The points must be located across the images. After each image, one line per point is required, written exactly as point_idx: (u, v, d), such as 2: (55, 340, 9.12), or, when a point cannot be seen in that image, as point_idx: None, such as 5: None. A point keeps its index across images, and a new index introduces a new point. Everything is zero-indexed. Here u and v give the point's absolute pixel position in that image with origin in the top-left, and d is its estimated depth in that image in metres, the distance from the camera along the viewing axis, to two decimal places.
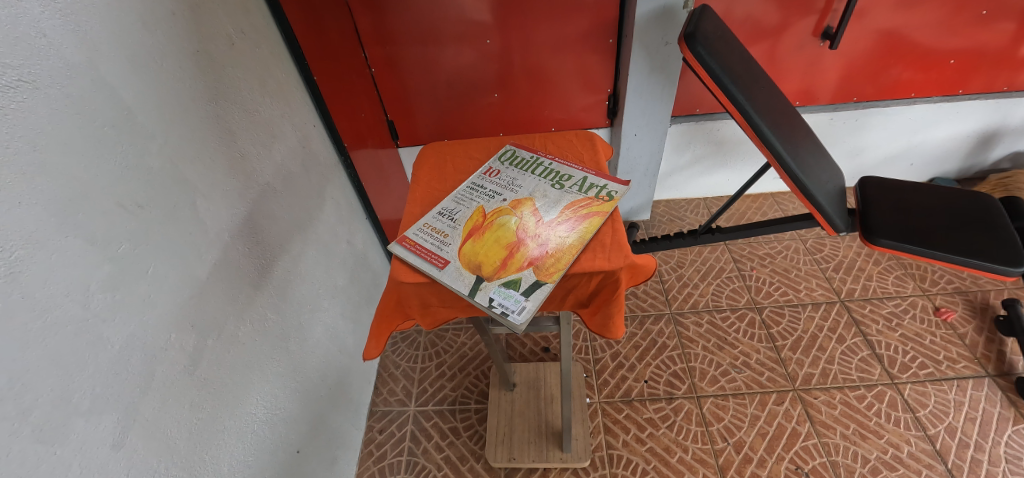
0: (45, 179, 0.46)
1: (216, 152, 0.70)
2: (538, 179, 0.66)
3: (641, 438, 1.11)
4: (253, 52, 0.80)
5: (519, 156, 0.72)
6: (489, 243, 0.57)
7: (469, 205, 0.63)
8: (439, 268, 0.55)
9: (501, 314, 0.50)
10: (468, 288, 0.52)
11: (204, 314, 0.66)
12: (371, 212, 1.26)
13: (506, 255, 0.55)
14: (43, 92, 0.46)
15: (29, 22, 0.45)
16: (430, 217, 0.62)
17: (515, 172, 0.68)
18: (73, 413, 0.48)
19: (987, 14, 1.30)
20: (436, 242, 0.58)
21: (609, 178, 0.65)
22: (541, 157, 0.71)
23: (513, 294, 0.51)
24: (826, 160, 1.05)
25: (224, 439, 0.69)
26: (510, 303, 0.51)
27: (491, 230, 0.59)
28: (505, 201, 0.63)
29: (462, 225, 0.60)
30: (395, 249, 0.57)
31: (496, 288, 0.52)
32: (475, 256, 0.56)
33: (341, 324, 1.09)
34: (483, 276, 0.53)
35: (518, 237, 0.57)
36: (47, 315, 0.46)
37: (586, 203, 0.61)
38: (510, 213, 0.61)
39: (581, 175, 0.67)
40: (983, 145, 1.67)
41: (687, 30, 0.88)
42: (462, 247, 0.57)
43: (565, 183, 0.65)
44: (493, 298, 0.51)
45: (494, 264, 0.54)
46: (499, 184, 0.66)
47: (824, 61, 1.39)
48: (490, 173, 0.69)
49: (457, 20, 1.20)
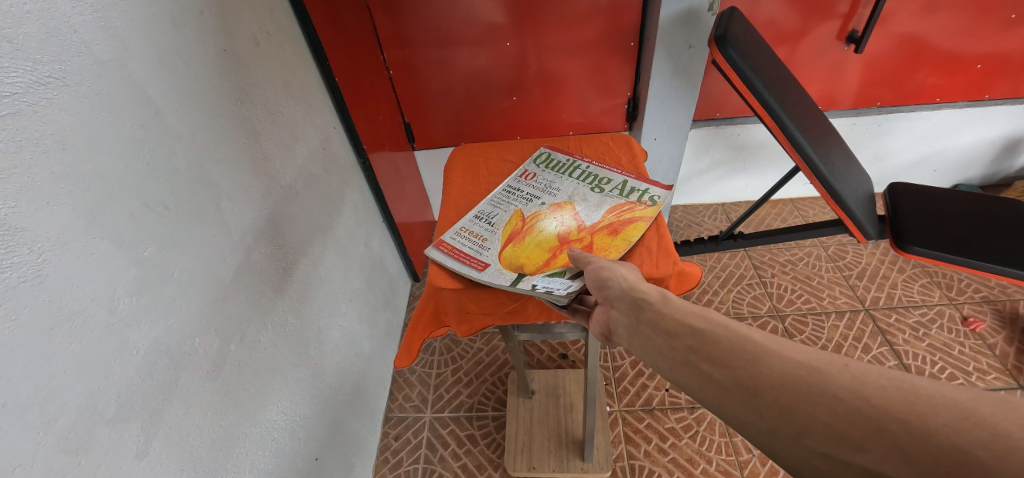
0: (75, 178, 0.44)
1: (242, 153, 0.68)
2: (576, 183, 0.65)
3: (663, 448, 1.08)
4: (277, 53, 0.79)
5: (555, 159, 0.70)
6: (531, 247, 0.55)
7: (506, 208, 0.62)
8: (479, 271, 0.53)
9: (546, 292, 0.48)
10: (509, 280, 0.51)
11: (227, 318, 0.64)
12: (388, 215, 1.25)
13: (549, 256, 0.54)
14: (73, 89, 0.45)
15: (61, 17, 0.44)
16: (467, 220, 0.61)
17: (552, 175, 0.67)
18: (98, 421, 0.46)
19: (1015, 18, 1.27)
20: (474, 246, 0.57)
21: (650, 181, 0.63)
22: (578, 161, 0.69)
23: (558, 279, 0.50)
24: (857, 166, 1.03)
25: (244, 446, 0.66)
26: (555, 285, 0.49)
27: (531, 235, 0.57)
28: (544, 204, 0.62)
29: (500, 229, 0.59)
30: (432, 253, 0.56)
31: (540, 277, 0.51)
32: (515, 257, 0.54)
33: (359, 328, 1.07)
34: (526, 272, 0.52)
35: (559, 240, 0.56)
36: (74, 319, 0.44)
37: (628, 207, 0.59)
38: (549, 217, 0.59)
39: (621, 178, 0.65)
40: (1008, 151, 1.64)
41: (717, 33, 0.86)
42: (502, 251, 0.56)
43: (605, 186, 0.64)
44: (536, 283, 0.50)
45: (538, 264, 0.53)
46: (536, 188, 0.65)
47: (847, 66, 1.37)
48: (526, 176, 0.67)
49: (477, 22, 1.19)
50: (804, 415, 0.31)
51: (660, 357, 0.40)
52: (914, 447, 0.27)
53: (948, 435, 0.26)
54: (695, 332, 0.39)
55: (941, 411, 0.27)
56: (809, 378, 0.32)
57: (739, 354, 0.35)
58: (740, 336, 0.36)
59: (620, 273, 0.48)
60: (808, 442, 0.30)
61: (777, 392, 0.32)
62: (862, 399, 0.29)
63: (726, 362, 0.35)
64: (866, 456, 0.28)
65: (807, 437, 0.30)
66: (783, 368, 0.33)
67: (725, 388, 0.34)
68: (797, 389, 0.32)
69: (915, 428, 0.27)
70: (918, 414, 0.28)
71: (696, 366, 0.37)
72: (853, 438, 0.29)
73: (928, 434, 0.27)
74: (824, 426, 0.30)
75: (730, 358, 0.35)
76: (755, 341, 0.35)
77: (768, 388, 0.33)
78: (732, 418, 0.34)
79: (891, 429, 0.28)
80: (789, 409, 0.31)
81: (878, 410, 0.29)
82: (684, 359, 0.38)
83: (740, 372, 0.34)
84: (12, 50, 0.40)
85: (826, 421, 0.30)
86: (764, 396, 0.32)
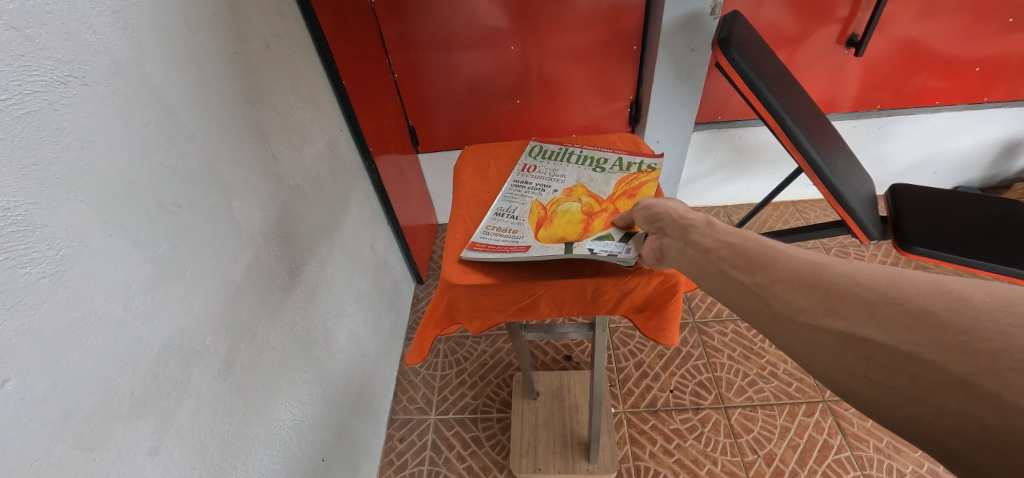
0: (92, 176, 0.45)
1: (252, 153, 0.69)
2: (577, 167, 0.69)
3: (668, 449, 1.08)
4: (287, 54, 0.80)
5: (548, 150, 0.73)
6: (563, 223, 0.58)
7: (523, 201, 0.63)
8: (525, 251, 0.55)
9: (609, 255, 0.53)
10: (563, 248, 0.54)
11: (238, 317, 0.64)
12: (393, 217, 1.25)
13: (584, 225, 0.58)
14: (91, 89, 0.45)
15: (81, 18, 0.45)
16: (489, 219, 0.61)
17: (552, 164, 0.70)
18: (112, 417, 0.47)
19: (1012, 22, 1.29)
20: (509, 237, 0.57)
21: (642, 153, 0.69)
22: (569, 147, 0.74)
23: (610, 242, 0.55)
24: (858, 167, 1.04)
25: (254, 445, 0.67)
26: (611, 248, 0.54)
27: (558, 216, 0.60)
28: (557, 192, 0.64)
29: (526, 220, 0.60)
30: (469, 256, 0.55)
31: (591, 241, 0.55)
32: (555, 232, 0.57)
33: (364, 329, 1.07)
34: (574, 240, 0.56)
35: (586, 213, 0.60)
36: (90, 315, 0.45)
37: (634, 175, 0.65)
38: (567, 200, 0.62)
39: (614, 155, 0.70)
40: (1007, 154, 1.65)
41: (721, 35, 0.87)
42: (538, 234, 0.57)
43: (605, 165, 0.68)
44: (592, 248, 0.54)
45: (578, 231, 0.57)
46: (542, 178, 0.67)
47: (847, 69, 1.38)
48: (528, 169, 0.69)
49: (481, 26, 1.20)
50: (804, 299, 0.36)
51: (696, 269, 0.46)
52: (887, 314, 0.31)
53: (917, 301, 0.30)
54: (728, 245, 0.45)
55: (919, 284, 0.31)
56: (816, 271, 0.37)
57: (762, 260, 0.41)
58: (767, 246, 0.42)
59: (671, 206, 0.53)
60: (799, 317, 0.36)
61: (784, 282, 0.38)
62: (854, 281, 0.34)
63: (751, 267, 0.41)
64: (844, 323, 0.33)
65: (800, 314, 0.36)
66: (795, 265, 0.38)
67: (746, 287, 0.40)
68: (804, 280, 0.37)
69: (891, 299, 0.32)
70: (896, 287, 0.32)
71: (726, 272, 0.43)
72: (836, 310, 0.34)
73: (898, 301, 0.31)
74: (818, 304, 0.35)
75: (753, 263, 0.41)
76: (778, 250, 0.41)
77: (780, 282, 0.38)
78: (749, 310, 0.40)
79: (870, 300, 0.33)
80: (791, 295, 0.37)
81: (864, 289, 0.33)
82: (716, 266, 0.44)
83: (759, 272, 0.40)
84: (33, 49, 0.40)
85: (818, 299, 0.35)
86: (772, 286, 0.39)
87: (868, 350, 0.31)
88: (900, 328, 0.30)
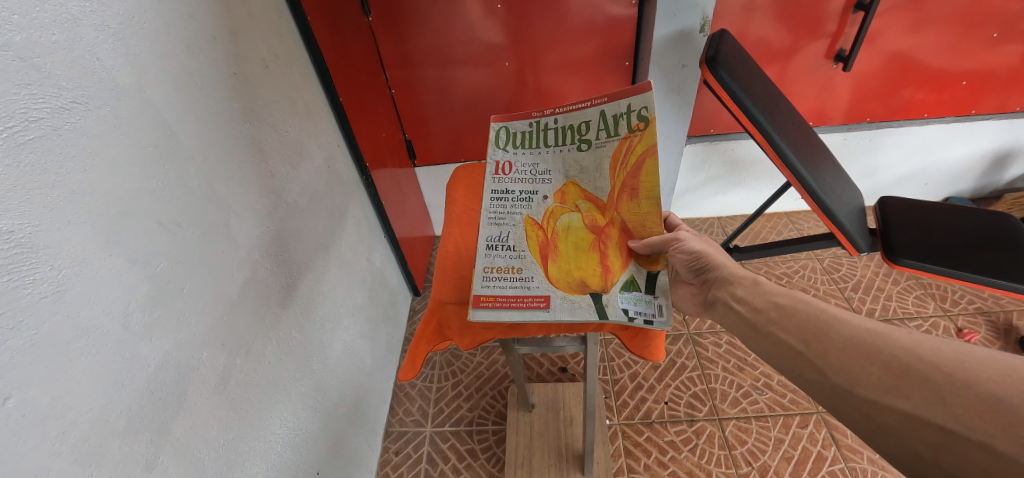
0: (92, 197, 0.46)
1: (250, 172, 0.71)
2: (560, 151, 0.67)
3: (663, 461, 1.09)
4: (285, 74, 0.82)
5: (521, 133, 0.70)
6: (572, 256, 0.59)
7: (514, 219, 0.64)
8: (546, 309, 0.56)
9: (645, 321, 0.53)
10: (596, 312, 0.54)
11: (234, 333, 0.66)
12: (389, 230, 1.27)
13: (598, 260, 0.58)
14: (94, 113, 0.47)
15: (85, 47, 0.47)
16: (485, 255, 0.60)
17: (531, 155, 0.68)
18: (110, 433, 0.48)
19: (997, 36, 1.32)
20: (518, 283, 0.58)
21: (623, 94, 0.61)
22: (540, 119, 0.69)
23: (641, 298, 0.55)
24: (846, 180, 1.05)
25: (249, 460, 0.67)
26: (645, 307, 0.54)
27: (563, 244, 0.60)
28: (551, 203, 0.64)
29: (530, 253, 0.61)
30: (482, 313, 0.56)
31: (622, 299, 0.55)
32: (573, 277, 0.58)
33: (360, 342, 1.08)
34: (602, 293, 0.56)
35: (593, 237, 0.60)
36: (90, 334, 0.46)
37: (626, 147, 0.60)
38: (566, 217, 0.62)
39: (595, 110, 0.64)
40: (997, 166, 1.67)
41: (708, 54, 0.89)
42: (551, 274, 0.59)
43: (588, 136, 0.65)
44: (627, 310, 0.54)
45: (596, 273, 0.58)
46: (524, 181, 0.67)
47: (837, 83, 1.41)
48: (506, 170, 0.68)
49: (476, 42, 1.23)
50: (862, 371, 0.41)
51: (746, 327, 0.52)
52: (956, 394, 0.36)
53: (986, 385, 0.35)
54: (778, 306, 0.51)
55: (984, 368, 0.36)
56: (872, 341, 0.42)
57: (815, 324, 0.46)
58: (818, 309, 0.47)
59: (719, 260, 0.60)
60: (860, 392, 0.40)
61: (843, 354, 0.42)
62: (914, 356, 0.39)
63: (803, 331, 0.47)
64: (907, 402, 0.37)
65: (862, 388, 0.40)
66: (851, 333, 0.43)
67: (799, 352, 0.45)
68: (860, 349, 0.42)
69: (957, 380, 0.36)
70: (962, 369, 0.37)
71: (776, 333, 0.48)
72: (900, 388, 0.38)
73: (966, 385, 0.36)
74: (877, 378, 0.40)
75: (807, 328, 0.47)
76: (828, 313, 0.46)
77: (834, 350, 0.43)
78: (801, 376, 0.45)
79: (934, 379, 0.37)
80: (850, 367, 0.42)
81: (926, 365, 0.38)
82: (768, 328, 0.49)
83: (813, 337, 0.45)
84: (39, 78, 0.42)
85: (881, 374, 0.40)
86: (828, 356, 0.43)
87: (938, 436, 0.35)
88: (971, 416, 0.34)
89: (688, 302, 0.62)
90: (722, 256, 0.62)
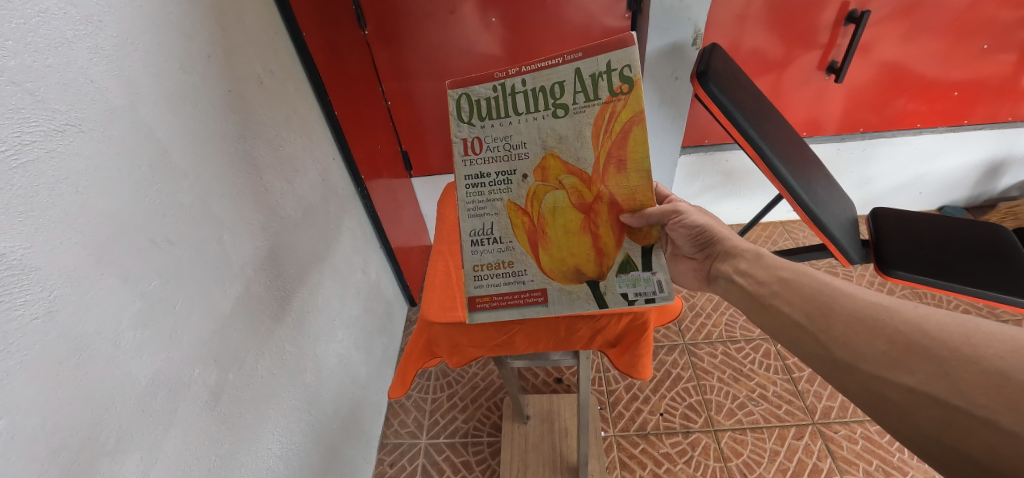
0: (84, 217, 0.47)
1: (244, 187, 0.71)
2: (532, 118, 0.55)
3: (658, 474, 1.08)
4: (280, 89, 0.83)
5: (479, 98, 0.55)
6: (564, 242, 0.57)
7: (495, 206, 0.58)
8: (545, 303, 0.59)
9: (647, 301, 0.56)
10: (597, 301, 0.57)
11: (227, 348, 0.66)
12: (385, 241, 1.27)
13: (590, 243, 0.57)
14: (87, 135, 0.47)
15: (79, 69, 0.47)
16: (472, 253, 0.59)
17: (499, 127, 0.56)
18: (99, 452, 0.48)
19: (988, 47, 1.33)
20: (512, 279, 0.59)
21: (602, 48, 0.50)
22: (505, 80, 0.54)
23: (639, 277, 0.57)
24: (838, 192, 1.06)
25: (240, 475, 0.67)
26: (645, 286, 0.56)
27: (552, 228, 0.57)
28: (532, 180, 0.57)
29: (519, 243, 0.58)
30: (481, 316, 0.59)
31: (620, 284, 0.57)
32: (568, 266, 0.58)
33: (355, 354, 1.08)
34: (598, 280, 0.58)
35: (582, 216, 0.56)
36: (80, 354, 0.46)
37: (611, 114, 0.52)
38: (551, 194, 0.56)
39: (569, 68, 0.52)
40: (991, 175, 1.68)
41: (699, 68, 0.90)
42: (545, 263, 0.58)
43: (565, 98, 0.53)
44: (628, 293, 0.57)
45: (590, 258, 0.57)
46: (498, 158, 0.57)
47: (829, 94, 1.42)
48: (473, 149, 0.57)
49: (471, 53, 1.24)
50: (865, 346, 0.43)
51: (750, 302, 0.55)
52: (961, 369, 0.38)
53: (991, 361, 0.37)
54: (781, 280, 0.53)
55: (990, 345, 0.38)
56: (876, 315, 0.44)
57: (819, 297, 0.48)
58: (823, 283, 0.49)
59: (719, 233, 0.62)
60: (864, 366, 0.42)
61: (847, 328, 0.45)
62: (920, 332, 0.41)
63: (807, 305, 0.49)
64: (913, 378, 0.39)
65: (865, 363, 0.42)
66: (856, 308, 0.45)
67: (802, 327, 0.48)
68: (864, 324, 0.44)
69: (964, 355, 0.38)
70: (968, 345, 0.38)
71: (779, 307, 0.51)
72: (905, 364, 0.40)
73: (973, 361, 0.38)
74: (882, 353, 0.42)
75: (811, 302, 0.49)
76: (832, 287, 0.48)
77: (838, 324, 0.45)
78: (805, 350, 0.47)
79: (940, 355, 0.39)
80: (854, 342, 0.44)
81: (932, 341, 0.40)
82: (771, 301, 0.52)
83: (817, 311, 0.47)
84: (32, 102, 0.43)
85: (885, 349, 0.42)
86: (831, 331, 0.45)
87: (944, 412, 0.37)
88: (977, 392, 0.36)
89: (688, 274, 0.65)
90: (722, 227, 0.64)
